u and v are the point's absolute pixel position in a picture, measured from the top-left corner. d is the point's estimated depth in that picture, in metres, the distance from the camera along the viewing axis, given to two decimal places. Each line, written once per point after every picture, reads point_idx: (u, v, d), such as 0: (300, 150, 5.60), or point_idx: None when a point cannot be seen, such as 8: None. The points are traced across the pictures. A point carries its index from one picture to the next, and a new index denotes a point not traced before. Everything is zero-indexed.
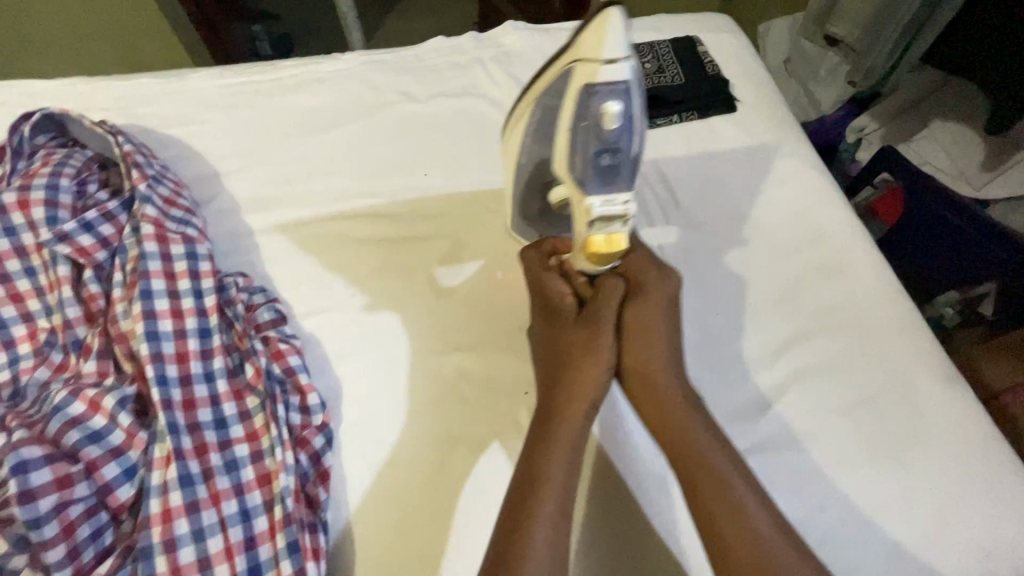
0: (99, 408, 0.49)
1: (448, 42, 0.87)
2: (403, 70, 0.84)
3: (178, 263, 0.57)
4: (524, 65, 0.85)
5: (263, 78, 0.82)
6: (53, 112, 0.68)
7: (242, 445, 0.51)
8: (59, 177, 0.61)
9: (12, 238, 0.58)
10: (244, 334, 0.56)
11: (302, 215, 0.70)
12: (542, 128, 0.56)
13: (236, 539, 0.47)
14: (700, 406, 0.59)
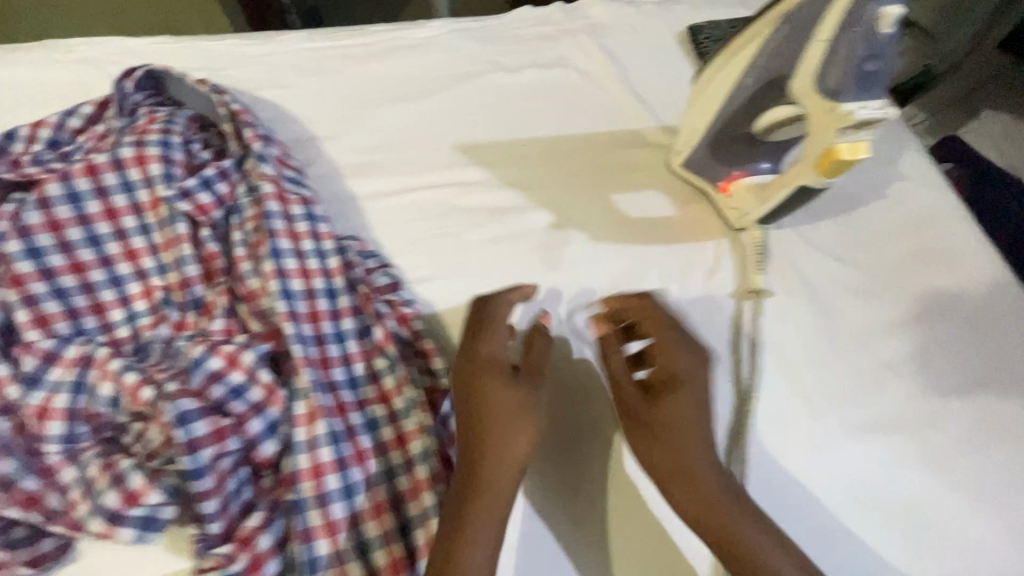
0: (239, 363, 0.49)
1: (535, 11, 0.85)
2: (492, 39, 0.82)
3: (300, 223, 0.56)
4: (615, 38, 0.83)
5: (351, 43, 0.80)
6: (154, 68, 0.66)
7: (381, 407, 0.52)
8: (170, 134, 0.60)
9: (128, 195, 0.58)
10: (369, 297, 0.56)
11: (403, 182, 0.69)
12: (779, 44, 0.49)
13: (383, 498, 0.49)
14: (824, 381, 0.59)
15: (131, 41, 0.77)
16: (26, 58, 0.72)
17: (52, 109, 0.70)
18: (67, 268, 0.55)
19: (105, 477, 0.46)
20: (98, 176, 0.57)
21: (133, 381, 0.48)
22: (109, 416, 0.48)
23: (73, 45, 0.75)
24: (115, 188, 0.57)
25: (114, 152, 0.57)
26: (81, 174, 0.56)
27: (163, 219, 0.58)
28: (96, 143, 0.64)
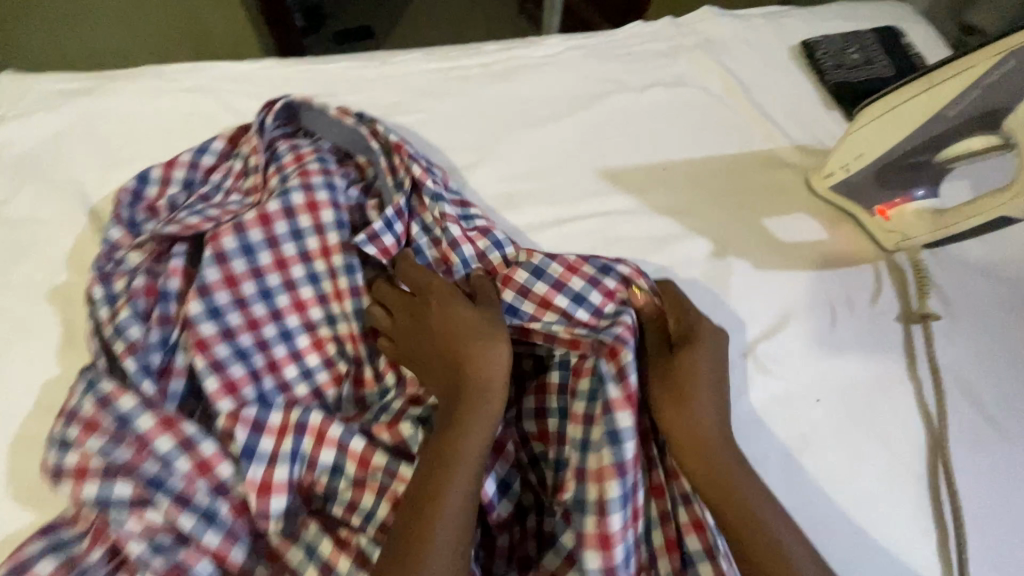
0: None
1: (647, 26, 0.83)
2: (609, 56, 0.80)
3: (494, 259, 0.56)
4: (730, 53, 0.82)
5: (468, 64, 0.77)
6: (293, 100, 0.62)
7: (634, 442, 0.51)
8: (331, 177, 0.58)
9: (298, 243, 0.55)
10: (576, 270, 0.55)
11: (552, 211, 0.66)
12: (1001, 80, 0.49)
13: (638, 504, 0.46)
14: (1003, 401, 0.59)
15: (238, 65, 0.71)
16: (132, 87, 0.67)
17: (166, 143, 0.64)
18: (243, 325, 0.52)
19: (342, 557, 0.45)
20: (270, 226, 0.54)
21: (358, 446, 0.46)
22: (328, 486, 0.46)
23: (179, 71, 0.69)
24: (285, 237, 0.55)
25: (286, 200, 0.55)
26: (254, 224, 0.54)
27: (336, 267, 0.55)
28: (235, 181, 0.62)
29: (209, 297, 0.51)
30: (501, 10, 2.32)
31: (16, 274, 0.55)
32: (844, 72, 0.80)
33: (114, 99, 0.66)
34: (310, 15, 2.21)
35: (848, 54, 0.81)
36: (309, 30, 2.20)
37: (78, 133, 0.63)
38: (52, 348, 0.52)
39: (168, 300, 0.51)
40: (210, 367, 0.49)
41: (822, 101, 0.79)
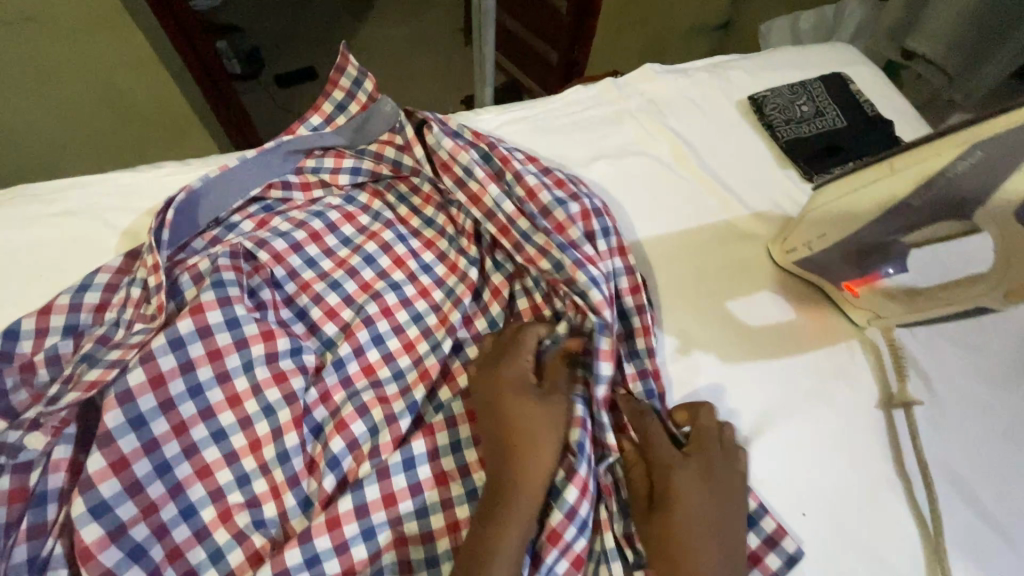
0: (448, 479, 0.50)
1: (587, 92, 0.78)
2: (548, 128, 0.74)
3: (411, 295, 0.59)
4: (676, 114, 0.78)
5: None
6: (180, 199, 0.56)
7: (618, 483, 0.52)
8: (234, 306, 0.51)
9: (197, 399, 0.48)
10: (505, 170, 0.60)
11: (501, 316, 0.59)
12: (964, 176, 0.44)
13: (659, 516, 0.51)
14: (1000, 494, 0.54)
15: (131, 175, 0.63)
16: (4, 216, 0.59)
17: (44, 281, 0.56)
18: (136, 515, 0.44)
19: None
20: (163, 387, 0.47)
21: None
22: None
23: (60, 190, 0.61)
24: (182, 396, 0.47)
25: (182, 353, 0.48)
26: (144, 389, 0.46)
27: (248, 415, 0.49)
28: (137, 311, 0.53)
29: (92, 492, 0.42)
30: (450, 45, 2.26)
31: None
32: (795, 127, 0.76)
33: None
34: (248, 61, 2.11)
35: (798, 107, 0.77)
36: (250, 78, 2.10)
37: None
38: None
39: (41, 502, 0.42)
40: None
41: (775, 160, 0.75)
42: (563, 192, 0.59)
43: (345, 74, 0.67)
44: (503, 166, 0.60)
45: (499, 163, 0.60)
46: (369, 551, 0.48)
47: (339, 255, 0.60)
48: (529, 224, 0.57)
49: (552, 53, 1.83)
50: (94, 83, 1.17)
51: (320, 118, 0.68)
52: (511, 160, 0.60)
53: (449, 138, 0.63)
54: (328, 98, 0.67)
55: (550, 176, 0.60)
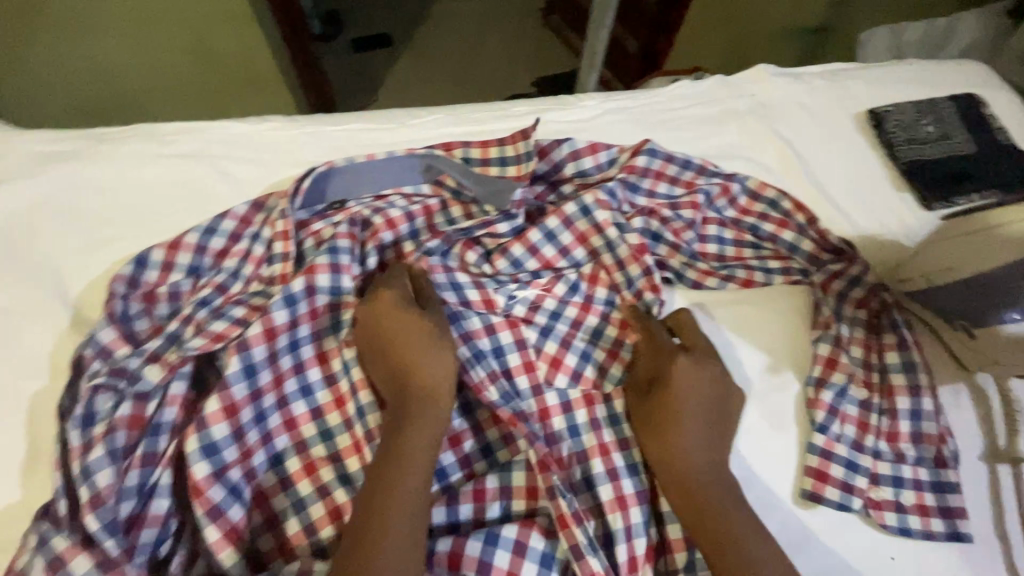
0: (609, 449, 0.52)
1: (695, 86, 0.74)
2: (654, 119, 0.71)
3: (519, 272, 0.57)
4: (788, 120, 0.74)
5: (499, 129, 0.68)
6: (318, 169, 0.58)
7: None
8: (341, 274, 0.52)
9: (295, 353, 0.49)
10: (661, 177, 0.62)
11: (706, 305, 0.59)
12: None
13: None
14: None
15: (242, 125, 0.64)
16: (120, 152, 0.60)
17: (157, 219, 0.58)
18: (236, 457, 0.45)
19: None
20: (275, 339, 0.48)
21: None
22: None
23: (173, 132, 0.62)
24: (283, 350, 0.48)
25: (290, 309, 0.49)
26: (260, 341, 0.47)
27: (334, 374, 0.50)
28: (256, 269, 0.54)
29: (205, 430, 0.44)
30: (526, 28, 2.23)
31: None
32: (917, 148, 0.71)
33: (99, 166, 0.59)
34: (329, 22, 2.13)
35: (922, 126, 0.72)
36: (329, 40, 2.14)
37: (55, 204, 0.57)
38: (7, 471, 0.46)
39: (156, 434, 0.44)
40: (208, 514, 0.43)
41: (891, 180, 0.70)
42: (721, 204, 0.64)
43: (526, 139, 0.61)
44: (652, 184, 0.61)
45: (653, 175, 0.61)
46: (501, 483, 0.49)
47: (441, 232, 0.60)
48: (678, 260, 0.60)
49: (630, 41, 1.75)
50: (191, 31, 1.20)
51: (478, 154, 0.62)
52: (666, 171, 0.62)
53: (594, 165, 0.61)
54: (498, 145, 0.61)
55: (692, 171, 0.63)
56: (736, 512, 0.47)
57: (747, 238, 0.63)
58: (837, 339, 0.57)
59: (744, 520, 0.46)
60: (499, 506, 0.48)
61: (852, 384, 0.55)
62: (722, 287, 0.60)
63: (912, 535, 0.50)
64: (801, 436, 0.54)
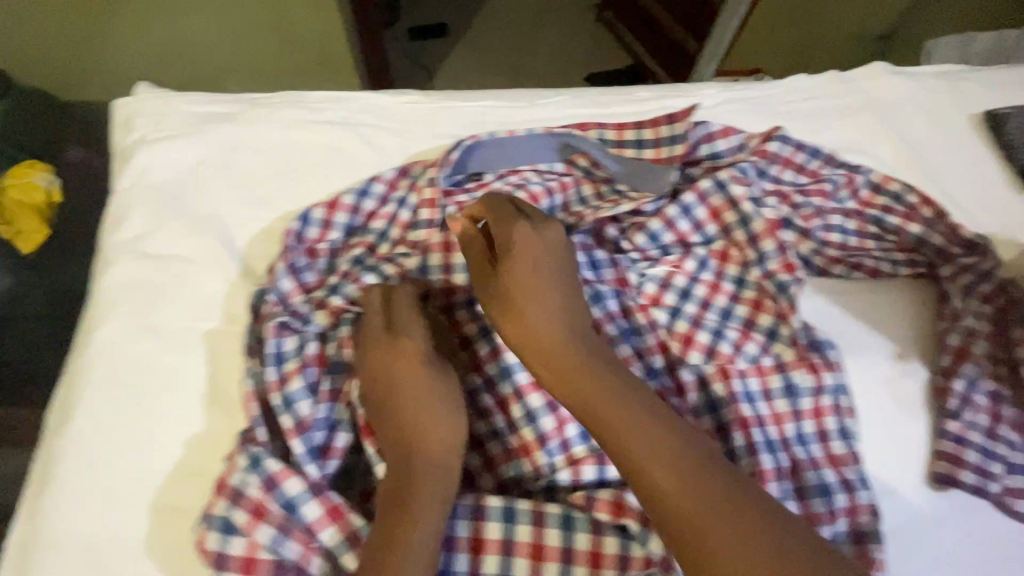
0: (749, 424, 0.51)
1: (811, 79, 0.75)
2: (773, 109, 0.72)
3: (653, 252, 0.59)
4: (904, 116, 0.74)
5: (622, 111, 0.69)
6: (465, 143, 0.61)
7: (831, 470, 0.51)
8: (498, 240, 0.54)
9: None
10: (790, 163, 0.63)
11: (838, 296, 0.60)
12: None
13: (837, 451, 0.52)
14: None
15: (382, 97, 0.67)
16: (274, 116, 0.63)
17: (310, 181, 0.61)
18: None
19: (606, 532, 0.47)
20: None
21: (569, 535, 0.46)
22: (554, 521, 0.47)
23: (320, 100, 0.65)
24: None
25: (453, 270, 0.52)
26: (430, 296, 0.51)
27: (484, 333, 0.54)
28: (404, 233, 0.57)
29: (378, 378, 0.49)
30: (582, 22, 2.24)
31: (163, 317, 0.52)
32: None
33: (256, 128, 0.62)
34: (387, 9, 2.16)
35: None
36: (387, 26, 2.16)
37: (219, 163, 0.60)
38: (197, 403, 0.50)
39: (336, 372, 0.50)
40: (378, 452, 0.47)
41: (1007, 181, 0.71)
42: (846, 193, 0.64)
43: (668, 125, 0.64)
44: (780, 171, 0.62)
45: (782, 161, 0.63)
46: None
47: (574, 209, 0.61)
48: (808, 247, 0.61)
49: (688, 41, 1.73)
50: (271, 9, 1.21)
51: (614, 137, 0.65)
52: (793, 159, 0.63)
53: (726, 147, 0.63)
54: (634, 130, 0.64)
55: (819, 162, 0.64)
56: (757, 523, 0.39)
57: (872, 230, 0.63)
58: (970, 331, 0.57)
59: (780, 530, 0.39)
60: None
61: (983, 375, 0.56)
62: (850, 276, 0.61)
63: None
64: (931, 421, 0.55)
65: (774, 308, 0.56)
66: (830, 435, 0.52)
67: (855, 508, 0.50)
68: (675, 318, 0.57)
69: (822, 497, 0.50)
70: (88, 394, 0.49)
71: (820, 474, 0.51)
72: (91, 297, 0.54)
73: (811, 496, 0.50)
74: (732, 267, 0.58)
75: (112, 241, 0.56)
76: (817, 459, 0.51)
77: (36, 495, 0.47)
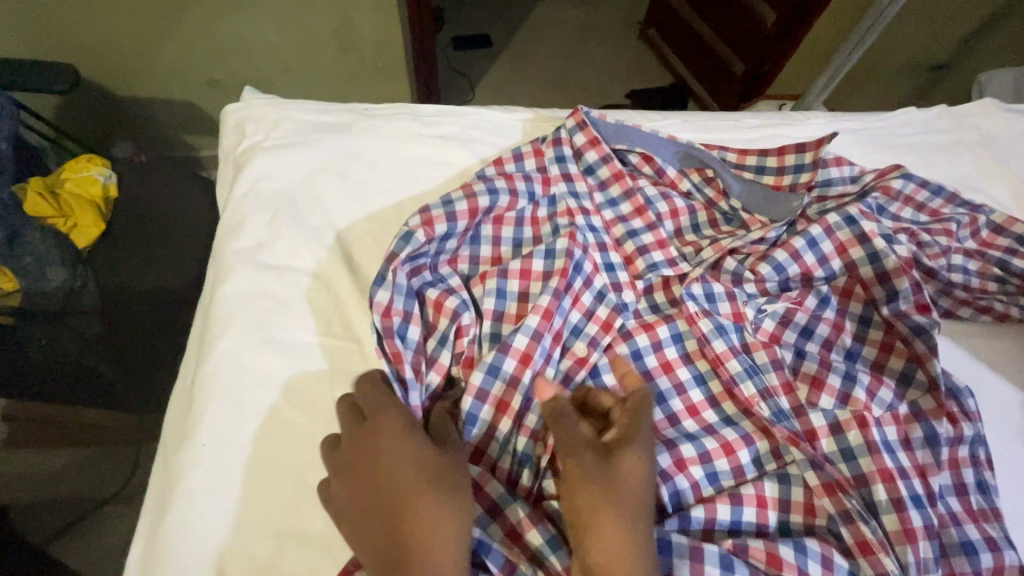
0: (893, 474, 0.47)
1: (921, 113, 0.73)
2: (885, 141, 0.70)
3: (772, 285, 0.56)
4: (1016, 155, 0.72)
5: (732, 138, 0.68)
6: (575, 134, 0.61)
7: (974, 527, 0.47)
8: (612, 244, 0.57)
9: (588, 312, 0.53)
10: (912, 200, 0.61)
11: (966, 342, 0.58)
12: None
13: (978, 507, 0.48)
14: None
15: (492, 115, 0.66)
16: (389, 128, 0.63)
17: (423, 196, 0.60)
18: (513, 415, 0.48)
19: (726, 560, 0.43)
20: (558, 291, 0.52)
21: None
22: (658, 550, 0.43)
23: (430, 116, 0.65)
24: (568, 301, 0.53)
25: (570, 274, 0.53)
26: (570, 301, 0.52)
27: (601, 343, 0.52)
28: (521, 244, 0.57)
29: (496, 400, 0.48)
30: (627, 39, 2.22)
31: (284, 332, 0.51)
32: None
33: (369, 141, 0.62)
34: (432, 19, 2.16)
35: None
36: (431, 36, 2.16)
37: (333, 175, 0.59)
38: (318, 421, 0.49)
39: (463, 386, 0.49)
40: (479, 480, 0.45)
41: None
42: (968, 231, 0.62)
43: (799, 152, 0.61)
44: (901, 208, 0.60)
45: (904, 198, 0.61)
46: (781, 494, 0.47)
47: (686, 239, 0.61)
48: (933, 286, 0.59)
49: (737, 64, 1.71)
50: (335, 18, 1.20)
51: (736, 159, 0.64)
52: (915, 195, 0.61)
53: (838, 176, 0.61)
54: (757, 155, 0.63)
55: (943, 197, 0.62)
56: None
57: (993, 272, 0.61)
58: None
59: None
60: (779, 518, 0.46)
61: None
62: (974, 319, 0.60)
63: None
64: None
65: (907, 351, 0.53)
66: (967, 488, 0.49)
67: (1002, 569, 0.46)
68: (800, 358, 0.54)
69: (968, 556, 0.46)
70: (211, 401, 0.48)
71: (961, 530, 0.47)
72: (211, 306, 0.53)
73: (953, 554, 0.46)
74: (857, 304, 0.56)
75: (231, 251, 0.55)
76: (958, 514, 0.48)
77: (161, 515, 0.45)
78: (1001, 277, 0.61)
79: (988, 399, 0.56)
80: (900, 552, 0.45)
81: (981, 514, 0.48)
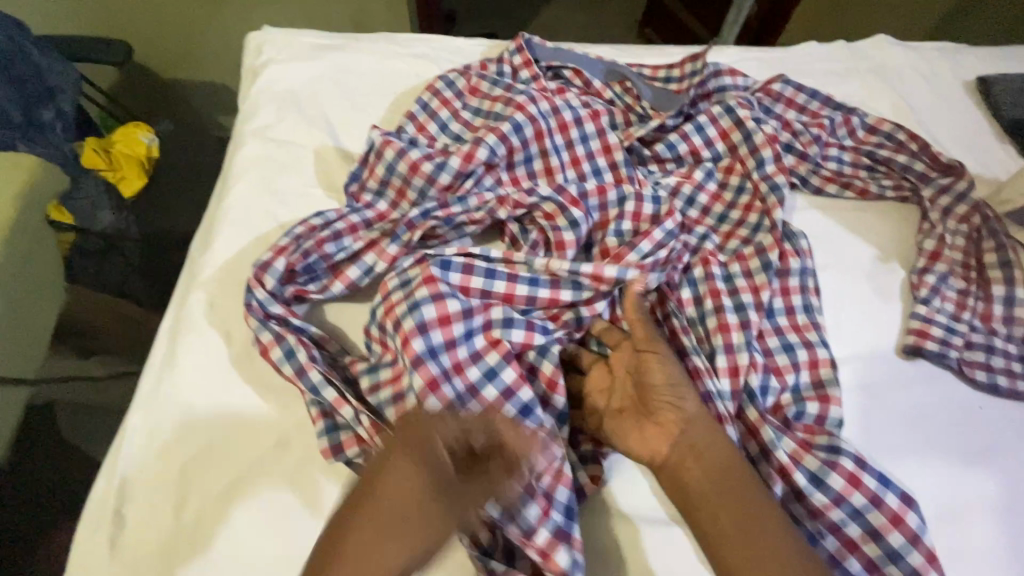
0: (720, 293, 0.59)
1: (821, 47, 0.87)
2: (786, 66, 0.84)
3: (667, 156, 0.70)
4: (903, 80, 0.84)
5: (653, 61, 0.82)
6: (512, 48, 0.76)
7: (794, 334, 0.60)
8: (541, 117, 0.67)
9: (527, 165, 0.66)
10: (792, 103, 0.75)
11: (822, 210, 0.71)
12: None
13: (801, 321, 0.61)
14: None
15: (456, 42, 0.82)
16: (373, 49, 0.80)
17: (395, 97, 0.76)
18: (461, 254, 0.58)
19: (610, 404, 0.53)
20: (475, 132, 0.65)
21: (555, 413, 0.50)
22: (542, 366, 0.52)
23: (406, 42, 0.81)
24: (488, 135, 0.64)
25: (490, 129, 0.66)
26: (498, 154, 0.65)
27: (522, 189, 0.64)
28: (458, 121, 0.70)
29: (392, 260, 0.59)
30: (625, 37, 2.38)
31: (281, 184, 0.67)
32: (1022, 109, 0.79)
33: (356, 59, 0.78)
34: None
35: None
36: None
37: (326, 82, 0.76)
38: None
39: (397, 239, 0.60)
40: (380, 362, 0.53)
41: (994, 132, 0.79)
42: (843, 128, 0.75)
43: (694, 63, 0.75)
44: (783, 109, 0.74)
45: (785, 101, 0.75)
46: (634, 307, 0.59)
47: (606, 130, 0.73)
48: (806, 168, 0.72)
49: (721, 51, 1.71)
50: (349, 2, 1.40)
51: (650, 73, 0.78)
52: (794, 99, 0.75)
53: (732, 83, 0.74)
54: (666, 69, 0.77)
55: (818, 103, 0.75)
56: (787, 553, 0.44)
57: (865, 161, 0.73)
58: (932, 233, 0.68)
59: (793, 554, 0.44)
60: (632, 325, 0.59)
61: (951, 274, 0.66)
62: (841, 195, 0.72)
63: (998, 386, 0.59)
64: (904, 309, 0.64)
65: (762, 207, 0.66)
66: (796, 309, 0.61)
67: (817, 362, 0.58)
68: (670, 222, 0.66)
69: (787, 353, 0.58)
70: (219, 222, 0.64)
71: (783, 336, 0.60)
72: (229, 166, 0.69)
73: (777, 353, 0.58)
74: (735, 177, 0.69)
75: (247, 128, 0.72)
76: (782, 327, 0.60)
77: (182, 298, 0.60)
78: (868, 165, 0.73)
79: (842, 252, 0.68)
80: (712, 341, 0.57)
81: (804, 324, 0.61)
